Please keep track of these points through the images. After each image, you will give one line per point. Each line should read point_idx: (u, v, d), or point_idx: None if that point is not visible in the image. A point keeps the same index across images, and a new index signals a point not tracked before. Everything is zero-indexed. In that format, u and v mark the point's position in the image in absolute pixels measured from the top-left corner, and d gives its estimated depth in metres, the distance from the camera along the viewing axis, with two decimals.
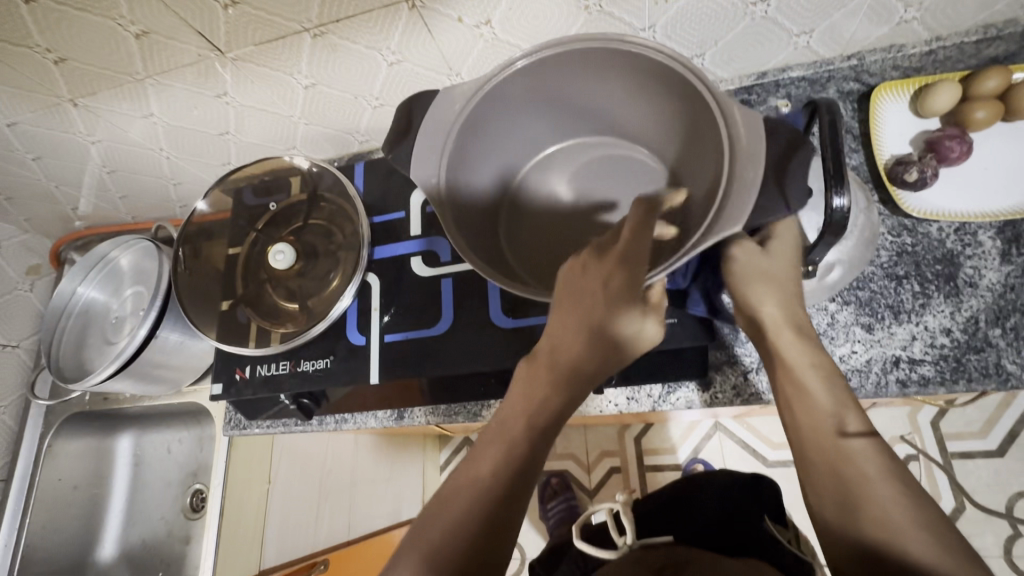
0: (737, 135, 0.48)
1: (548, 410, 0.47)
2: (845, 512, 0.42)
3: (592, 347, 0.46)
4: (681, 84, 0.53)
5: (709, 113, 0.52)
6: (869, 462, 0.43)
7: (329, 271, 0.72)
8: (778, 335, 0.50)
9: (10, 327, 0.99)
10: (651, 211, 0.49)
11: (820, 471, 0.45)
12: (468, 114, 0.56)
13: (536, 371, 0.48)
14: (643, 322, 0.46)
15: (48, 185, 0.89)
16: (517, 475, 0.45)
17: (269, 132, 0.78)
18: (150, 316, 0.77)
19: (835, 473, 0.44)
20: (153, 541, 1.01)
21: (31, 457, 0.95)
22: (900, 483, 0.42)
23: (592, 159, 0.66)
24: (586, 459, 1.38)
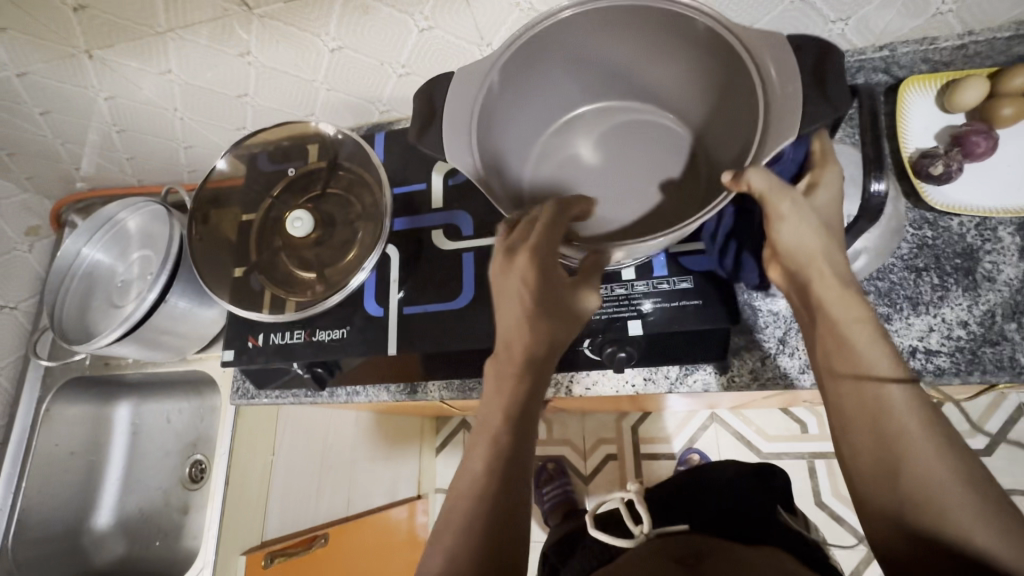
0: (775, 105, 0.48)
1: (521, 398, 0.50)
2: (882, 463, 0.43)
3: (537, 331, 0.51)
4: (721, 46, 0.52)
5: (747, 77, 0.51)
6: (903, 412, 0.43)
7: (348, 240, 0.71)
8: (820, 278, 0.48)
9: (8, 287, 0.96)
10: (563, 208, 0.54)
11: (855, 417, 0.45)
12: (502, 69, 0.55)
13: (501, 367, 0.52)
14: (579, 294, 0.52)
15: (54, 142, 0.86)
16: (512, 462, 0.48)
17: (290, 97, 0.76)
18: (160, 280, 0.76)
19: (874, 421, 0.44)
20: (150, 510, 1.00)
21: (28, 421, 0.93)
22: (934, 424, 0.43)
23: (619, 122, 0.66)
24: (582, 445, 1.38)
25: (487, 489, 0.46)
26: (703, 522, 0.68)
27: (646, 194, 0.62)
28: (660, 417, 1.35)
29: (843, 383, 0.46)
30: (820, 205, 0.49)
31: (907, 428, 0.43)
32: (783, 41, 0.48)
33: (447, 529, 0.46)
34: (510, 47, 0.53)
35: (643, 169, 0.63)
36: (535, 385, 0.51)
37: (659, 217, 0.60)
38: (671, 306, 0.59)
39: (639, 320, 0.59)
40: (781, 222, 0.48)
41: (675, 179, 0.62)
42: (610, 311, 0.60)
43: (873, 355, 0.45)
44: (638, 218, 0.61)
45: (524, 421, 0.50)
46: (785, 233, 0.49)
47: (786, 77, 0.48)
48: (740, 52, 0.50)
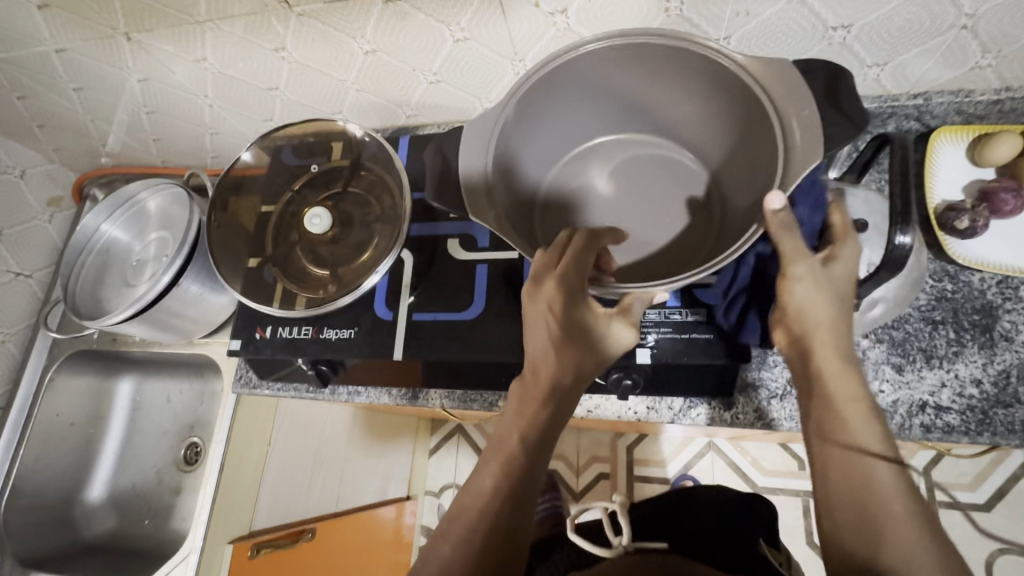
0: (792, 161, 0.47)
1: (539, 425, 0.50)
2: (865, 540, 0.42)
3: (564, 362, 0.51)
4: (743, 91, 0.52)
5: (767, 124, 0.51)
6: (890, 492, 0.43)
7: (362, 242, 0.72)
8: (827, 345, 0.48)
9: (25, 255, 0.97)
10: (595, 237, 0.54)
11: (841, 488, 0.44)
12: (523, 95, 0.55)
13: (526, 390, 0.52)
14: (612, 327, 0.51)
15: (84, 117, 0.87)
16: (517, 488, 0.48)
17: (320, 94, 0.76)
18: (175, 264, 0.76)
19: (857, 497, 0.44)
20: (142, 487, 1.00)
21: (32, 388, 0.94)
22: (917, 509, 0.43)
23: (637, 156, 0.65)
24: (576, 461, 1.37)
25: (490, 510, 0.47)
26: (685, 543, 0.68)
27: (656, 233, 0.61)
28: (656, 440, 1.34)
29: (831, 453, 0.46)
30: (833, 277, 0.48)
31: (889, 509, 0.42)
32: (806, 93, 0.47)
33: (444, 539, 0.47)
34: (532, 76, 0.53)
35: (656, 204, 0.63)
36: (557, 412, 0.51)
37: (668, 256, 0.60)
38: (682, 338, 0.59)
39: (647, 349, 0.59)
40: (797, 283, 0.48)
41: (687, 218, 0.61)
42: None
43: (864, 430, 0.45)
44: (643, 257, 0.60)
45: (538, 448, 0.50)
46: (796, 297, 0.48)
47: (809, 132, 0.47)
48: (764, 101, 0.50)
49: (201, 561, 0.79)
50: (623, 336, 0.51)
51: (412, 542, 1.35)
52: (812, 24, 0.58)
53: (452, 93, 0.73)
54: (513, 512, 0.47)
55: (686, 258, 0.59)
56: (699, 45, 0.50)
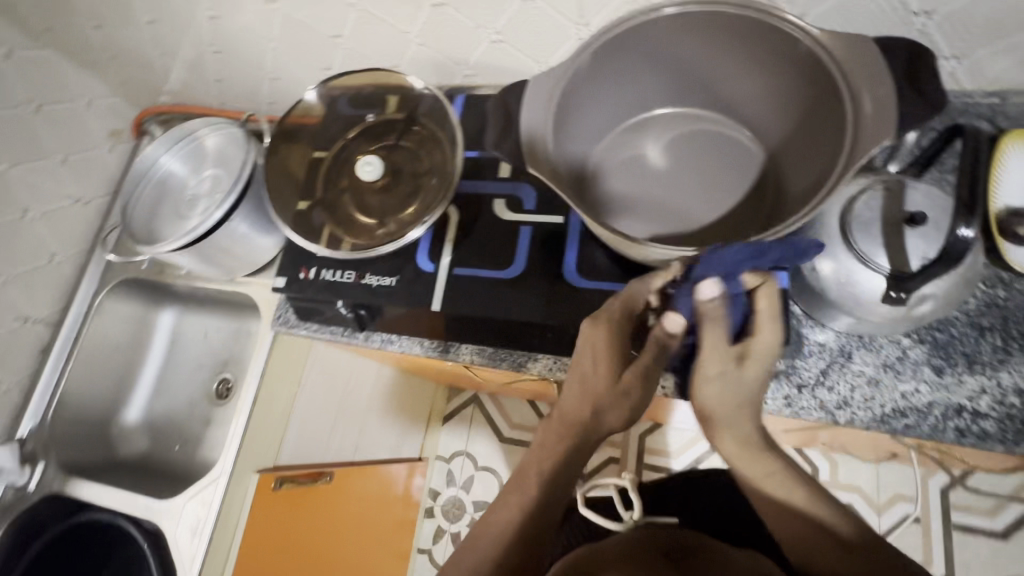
0: (860, 139, 0.46)
1: (561, 463, 0.54)
2: (814, 552, 0.52)
3: (590, 409, 0.54)
4: (816, 68, 0.51)
5: (838, 102, 0.50)
6: (824, 515, 0.52)
7: (410, 195, 0.73)
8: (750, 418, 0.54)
9: (86, 182, 1.01)
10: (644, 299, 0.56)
11: (785, 519, 0.54)
12: (593, 53, 0.54)
13: (553, 431, 0.55)
14: (640, 383, 0.54)
15: (154, 52, 0.90)
16: (534, 523, 0.52)
17: (381, 46, 0.77)
18: (229, 200, 0.79)
19: (803, 537, 0.53)
20: (175, 416, 1.05)
21: (84, 307, 0.99)
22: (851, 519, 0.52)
23: (693, 130, 0.63)
24: None
25: (511, 539, 0.52)
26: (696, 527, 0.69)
27: (706, 210, 0.60)
28: (670, 433, 1.34)
29: (763, 502, 0.55)
30: (749, 365, 0.50)
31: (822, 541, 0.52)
32: (883, 70, 0.46)
33: (470, 559, 0.53)
34: (604, 33, 0.53)
35: (708, 179, 0.61)
36: (579, 453, 0.55)
37: (716, 234, 0.59)
38: None
39: None
40: (704, 387, 0.52)
41: (740, 197, 0.60)
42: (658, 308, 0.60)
43: (785, 484, 0.54)
44: (690, 234, 0.60)
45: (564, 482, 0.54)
46: (703, 395, 0.52)
47: (881, 110, 0.46)
48: (838, 79, 0.49)
49: (229, 485, 0.83)
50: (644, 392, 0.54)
51: (420, 502, 1.39)
52: (895, 6, 0.56)
53: (512, 55, 0.73)
54: (540, 538, 0.52)
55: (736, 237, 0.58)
56: (775, 17, 0.50)
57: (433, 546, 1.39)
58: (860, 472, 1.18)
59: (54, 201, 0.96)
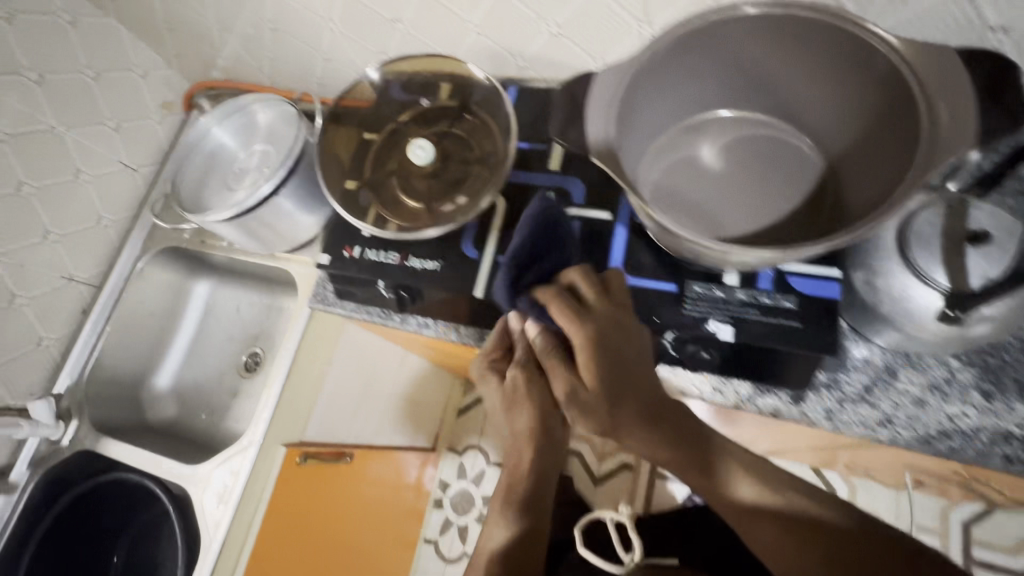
0: (935, 151, 0.45)
1: (530, 475, 0.66)
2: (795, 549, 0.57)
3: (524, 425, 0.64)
4: (891, 77, 0.50)
5: (911, 113, 0.49)
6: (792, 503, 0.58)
7: (458, 181, 0.74)
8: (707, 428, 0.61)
9: (136, 149, 1.02)
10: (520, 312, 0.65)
11: (760, 519, 0.58)
12: (664, 47, 0.53)
13: (512, 453, 0.67)
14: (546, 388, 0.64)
15: (214, 26, 0.92)
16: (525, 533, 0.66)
17: (439, 33, 0.77)
18: (278, 176, 0.80)
19: (781, 542, 0.57)
20: (203, 385, 1.07)
21: (125, 271, 1.01)
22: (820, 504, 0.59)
23: (750, 134, 0.63)
24: (601, 447, 1.38)
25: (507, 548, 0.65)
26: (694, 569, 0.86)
27: (760, 214, 0.59)
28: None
29: (747, 519, 0.59)
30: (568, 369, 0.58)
31: (789, 534, 0.57)
32: (966, 82, 0.45)
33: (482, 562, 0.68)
34: (679, 26, 0.52)
35: (763, 184, 0.61)
36: (541, 464, 0.66)
37: (770, 239, 0.59)
38: (769, 321, 0.58)
39: (731, 325, 0.59)
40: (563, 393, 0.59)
41: (796, 204, 0.59)
42: (703, 310, 0.60)
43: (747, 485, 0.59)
44: (743, 238, 0.59)
45: (540, 475, 0.66)
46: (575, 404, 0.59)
47: (961, 120, 0.45)
48: (912, 87, 0.48)
49: (258, 457, 0.83)
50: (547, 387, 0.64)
51: (430, 491, 1.40)
52: (973, 18, 0.55)
53: (570, 49, 0.73)
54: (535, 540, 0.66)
55: (790, 242, 0.58)
56: (851, 23, 0.49)
57: (439, 537, 1.38)
58: (880, 499, 1.16)
59: (104, 166, 0.98)
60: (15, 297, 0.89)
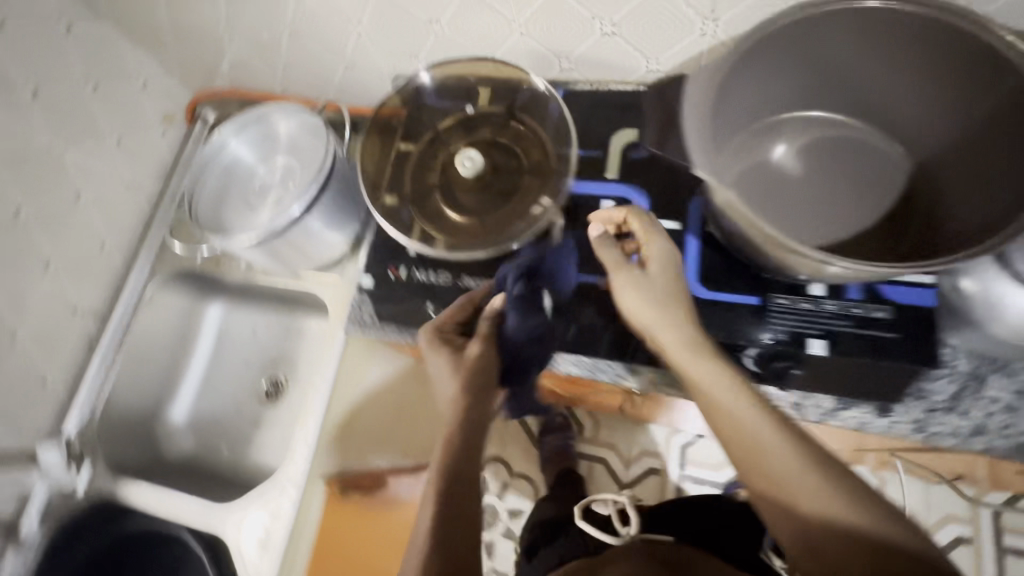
0: None
1: (465, 441, 0.63)
2: (820, 526, 0.47)
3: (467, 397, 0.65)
4: (1004, 80, 0.47)
5: None
6: (814, 471, 0.49)
7: (511, 194, 0.70)
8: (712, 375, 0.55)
9: (138, 166, 0.95)
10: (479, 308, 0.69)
11: (779, 486, 0.49)
12: (756, 46, 0.50)
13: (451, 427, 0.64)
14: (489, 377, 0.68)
15: (224, 32, 0.85)
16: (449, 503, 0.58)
17: (478, 34, 0.72)
18: (312, 192, 0.74)
19: (808, 510, 0.48)
20: (222, 416, 0.99)
21: (132, 299, 0.94)
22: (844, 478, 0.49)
23: (830, 138, 0.60)
24: (627, 453, 1.23)
25: (432, 529, 0.55)
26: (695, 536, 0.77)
27: (842, 224, 0.57)
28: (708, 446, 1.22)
29: (762, 482, 0.51)
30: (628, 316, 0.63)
31: (812, 504, 0.48)
32: None
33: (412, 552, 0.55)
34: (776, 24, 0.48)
35: (847, 190, 0.58)
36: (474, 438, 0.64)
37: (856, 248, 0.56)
38: (863, 334, 0.56)
39: (824, 340, 0.56)
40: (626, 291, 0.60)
41: (883, 210, 0.56)
42: (792, 324, 0.57)
43: (799, 467, 0.49)
44: (823, 244, 0.58)
45: (470, 454, 0.62)
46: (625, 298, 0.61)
47: None
48: None
49: (300, 497, 0.78)
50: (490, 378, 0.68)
51: None
52: None
53: (623, 49, 0.69)
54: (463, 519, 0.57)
55: (879, 253, 0.55)
56: (978, 28, 0.45)
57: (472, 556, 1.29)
58: None
59: (106, 186, 0.90)
60: (16, 334, 0.81)
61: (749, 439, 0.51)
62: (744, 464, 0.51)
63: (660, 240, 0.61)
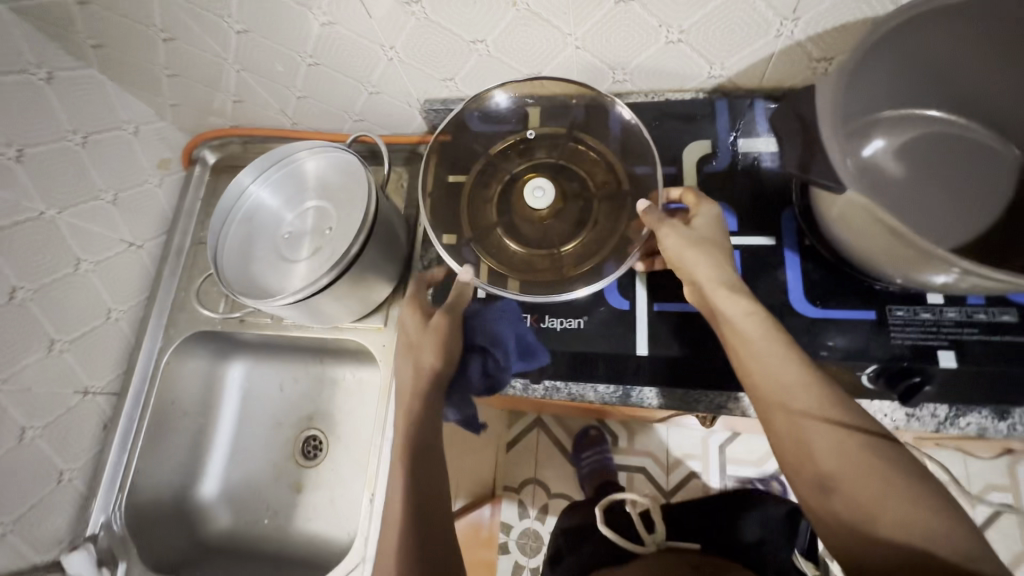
0: None
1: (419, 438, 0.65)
2: (850, 501, 0.48)
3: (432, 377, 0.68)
4: None
5: None
6: (859, 450, 0.49)
7: (584, 221, 0.64)
8: (761, 344, 0.54)
9: (136, 222, 0.85)
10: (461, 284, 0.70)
11: (819, 458, 0.50)
12: (879, 43, 0.48)
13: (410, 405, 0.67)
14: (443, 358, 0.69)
15: (229, 68, 0.76)
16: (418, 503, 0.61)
17: (527, 51, 0.66)
18: (358, 239, 0.66)
19: (837, 477, 0.49)
20: (258, 486, 0.88)
21: (148, 370, 0.84)
22: (894, 467, 0.48)
23: (929, 135, 0.59)
24: (665, 458, 1.15)
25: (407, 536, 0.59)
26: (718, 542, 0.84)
27: (948, 230, 0.55)
28: (748, 439, 1.13)
29: (796, 443, 0.51)
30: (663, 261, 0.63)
31: (842, 472, 0.49)
32: None
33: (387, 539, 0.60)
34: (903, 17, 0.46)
35: (953, 186, 0.57)
36: (426, 441, 0.65)
37: (961, 255, 0.55)
38: (992, 340, 0.55)
39: (952, 351, 0.55)
40: (667, 238, 0.60)
41: (997, 206, 0.56)
42: (914, 336, 0.56)
43: (845, 446, 0.49)
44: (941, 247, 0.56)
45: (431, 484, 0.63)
46: (665, 239, 0.60)
47: None
48: None
49: None
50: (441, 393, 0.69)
51: None
52: None
53: (687, 57, 0.64)
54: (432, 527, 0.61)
55: (991, 262, 0.54)
56: None
57: None
58: None
59: (105, 248, 0.81)
60: (24, 431, 0.71)
61: (789, 401, 0.52)
62: (790, 431, 0.52)
63: (710, 209, 0.62)
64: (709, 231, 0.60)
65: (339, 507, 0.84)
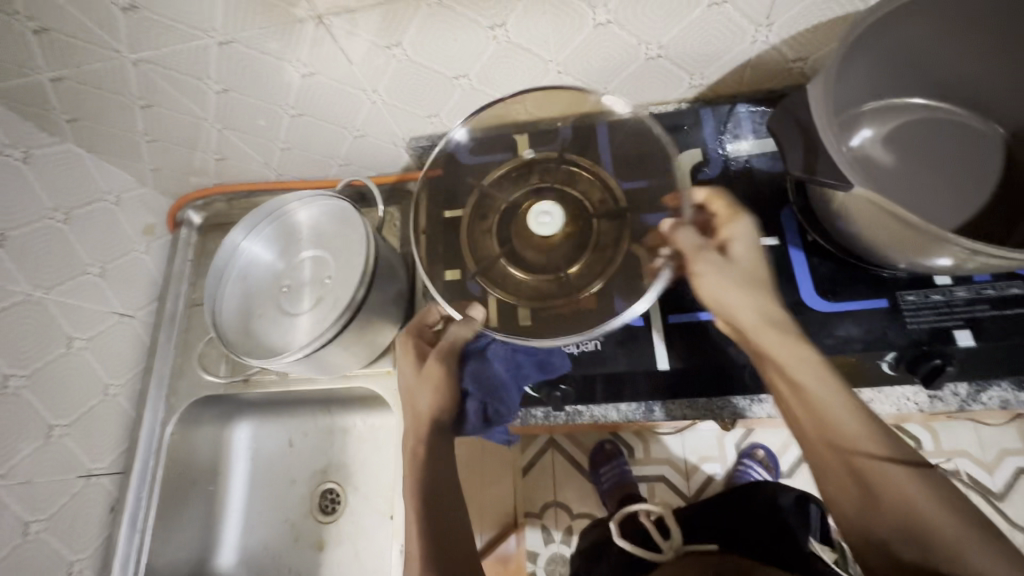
0: None
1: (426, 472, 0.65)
2: (917, 540, 0.49)
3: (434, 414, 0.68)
4: None
5: None
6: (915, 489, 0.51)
7: (585, 245, 0.62)
8: (816, 387, 0.55)
9: (125, 292, 0.83)
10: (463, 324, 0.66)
11: (880, 497, 0.51)
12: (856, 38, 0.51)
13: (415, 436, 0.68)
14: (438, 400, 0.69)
15: (211, 128, 0.75)
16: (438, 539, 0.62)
17: (509, 78, 0.66)
18: (362, 285, 0.64)
19: (901, 516, 0.50)
20: (278, 549, 0.84)
21: (153, 443, 0.80)
22: (946, 503, 0.51)
23: (914, 122, 0.61)
24: (685, 463, 1.13)
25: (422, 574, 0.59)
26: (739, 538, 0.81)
27: (953, 207, 0.57)
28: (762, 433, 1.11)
29: (856, 484, 0.52)
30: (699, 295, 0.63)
31: (905, 512, 0.50)
32: None
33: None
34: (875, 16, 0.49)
35: (943, 169, 0.60)
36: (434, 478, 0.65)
37: (963, 232, 0.57)
38: (1004, 315, 0.56)
39: (968, 329, 0.56)
40: (704, 276, 0.60)
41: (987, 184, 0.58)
42: (931, 319, 0.57)
43: (904, 485, 0.51)
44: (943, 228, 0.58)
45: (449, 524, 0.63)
46: (704, 278, 0.60)
47: None
48: None
49: None
50: (447, 435, 0.68)
51: None
52: None
53: (668, 70, 0.65)
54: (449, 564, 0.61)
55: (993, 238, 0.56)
56: None
57: None
58: None
59: (96, 323, 0.78)
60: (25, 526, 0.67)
61: (849, 443, 0.53)
62: (850, 472, 0.52)
63: (745, 225, 0.62)
64: (742, 261, 0.61)
65: (367, 562, 0.80)
